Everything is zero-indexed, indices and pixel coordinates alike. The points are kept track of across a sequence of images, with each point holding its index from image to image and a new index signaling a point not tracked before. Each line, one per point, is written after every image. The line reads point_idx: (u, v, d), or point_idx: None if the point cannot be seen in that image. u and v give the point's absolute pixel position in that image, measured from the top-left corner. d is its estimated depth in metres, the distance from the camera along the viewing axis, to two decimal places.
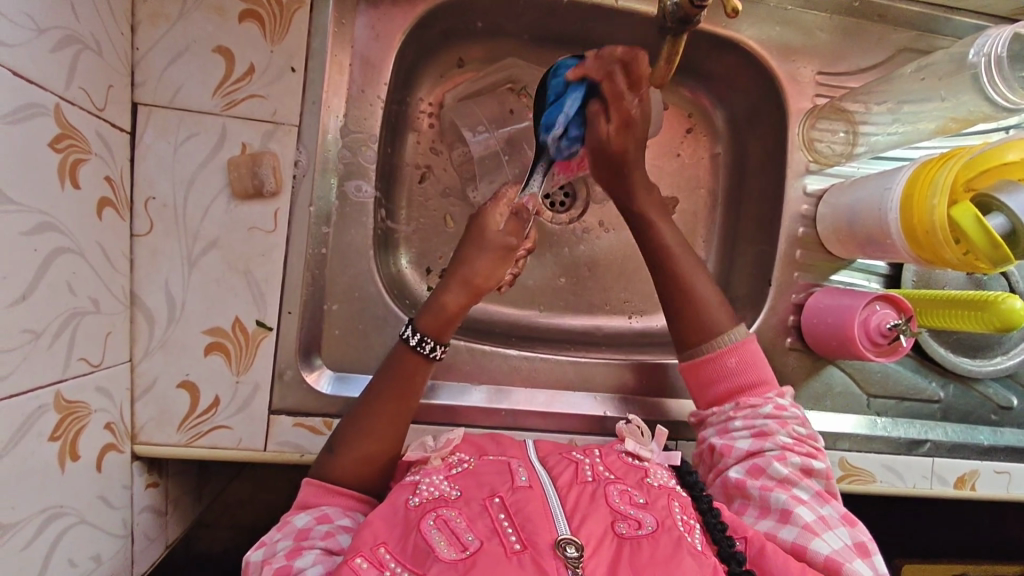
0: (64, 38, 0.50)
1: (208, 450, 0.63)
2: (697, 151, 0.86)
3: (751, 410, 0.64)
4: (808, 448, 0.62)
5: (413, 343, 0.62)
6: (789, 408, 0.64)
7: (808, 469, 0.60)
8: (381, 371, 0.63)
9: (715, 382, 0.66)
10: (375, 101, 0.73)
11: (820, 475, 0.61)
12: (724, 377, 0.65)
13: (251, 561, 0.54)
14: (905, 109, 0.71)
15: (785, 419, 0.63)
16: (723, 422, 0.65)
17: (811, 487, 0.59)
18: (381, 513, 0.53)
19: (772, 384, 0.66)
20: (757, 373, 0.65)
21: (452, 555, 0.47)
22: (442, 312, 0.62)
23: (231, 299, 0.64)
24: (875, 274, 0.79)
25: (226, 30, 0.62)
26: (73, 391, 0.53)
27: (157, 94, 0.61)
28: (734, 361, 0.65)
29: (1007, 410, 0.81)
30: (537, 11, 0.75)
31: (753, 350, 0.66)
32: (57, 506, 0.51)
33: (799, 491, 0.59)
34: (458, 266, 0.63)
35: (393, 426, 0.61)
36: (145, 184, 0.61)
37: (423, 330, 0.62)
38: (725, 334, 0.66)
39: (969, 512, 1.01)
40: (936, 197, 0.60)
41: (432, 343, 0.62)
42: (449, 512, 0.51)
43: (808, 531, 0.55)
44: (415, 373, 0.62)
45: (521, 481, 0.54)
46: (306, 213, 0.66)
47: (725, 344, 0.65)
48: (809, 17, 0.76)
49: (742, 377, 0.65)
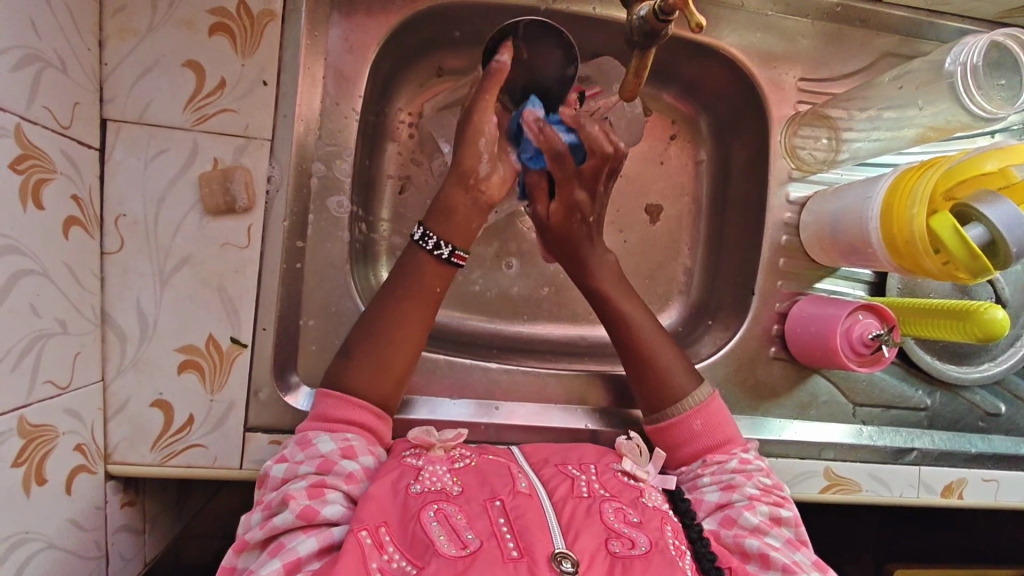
0: (26, 56, 0.49)
1: (183, 469, 0.63)
2: (681, 157, 0.85)
3: (717, 466, 0.63)
4: (776, 497, 0.61)
5: (416, 238, 0.63)
6: (753, 461, 0.63)
7: (778, 517, 0.58)
8: (398, 272, 0.63)
9: (680, 447, 0.66)
10: (350, 114, 0.72)
11: (790, 522, 0.59)
12: (689, 440, 0.65)
13: (274, 474, 0.55)
14: (885, 116, 0.71)
15: (750, 471, 0.62)
16: (692, 479, 0.64)
17: (782, 533, 0.57)
18: (383, 490, 0.52)
19: (737, 441, 0.66)
20: (722, 433, 0.65)
21: (452, 551, 0.46)
22: (448, 209, 0.64)
23: (205, 316, 0.63)
24: (860, 282, 0.78)
25: (196, 44, 0.61)
26: (39, 414, 0.52)
27: (126, 109, 0.61)
28: (699, 423, 0.65)
29: (996, 418, 0.80)
30: (515, 19, 0.74)
31: (717, 408, 0.67)
32: (23, 533, 0.50)
33: (771, 538, 0.56)
34: (458, 159, 0.64)
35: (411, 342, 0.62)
36: (115, 202, 0.61)
37: (429, 228, 0.64)
38: (688, 397, 0.66)
39: (962, 519, 1.00)
40: (915, 207, 0.59)
41: (434, 237, 0.63)
42: (449, 507, 0.51)
43: (789, 573, 0.53)
44: (439, 280, 0.63)
45: (522, 487, 0.54)
46: (280, 227, 0.65)
47: (689, 407, 0.66)
48: (791, 23, 0.75)
49: (706, 439, 0.65)
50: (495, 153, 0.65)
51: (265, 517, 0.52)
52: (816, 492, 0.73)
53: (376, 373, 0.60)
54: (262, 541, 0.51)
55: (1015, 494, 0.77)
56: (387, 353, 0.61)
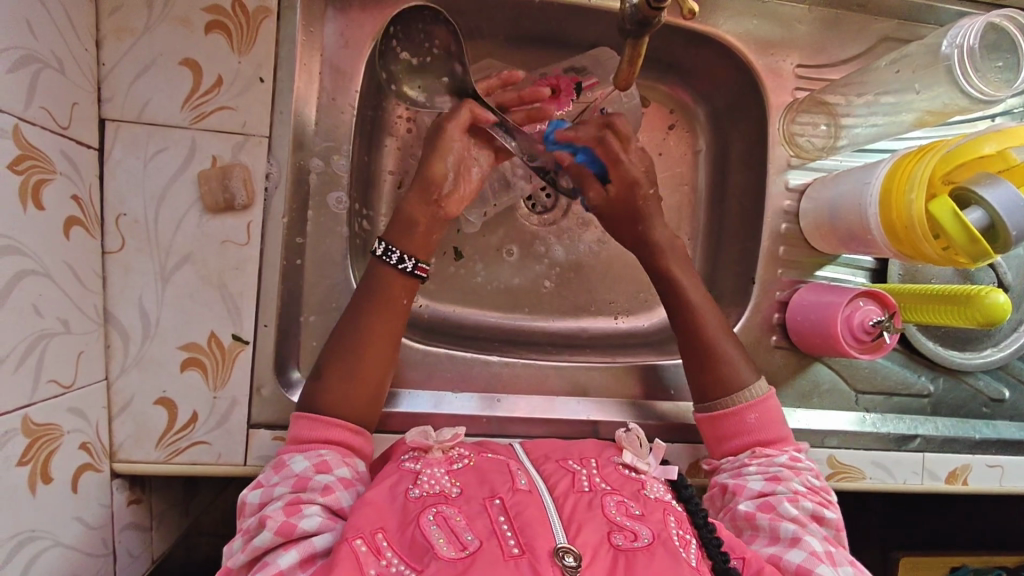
0: (22, 57, 0.50)
1: (187, 466, 0.63)
2: (680, 148, 0.85)
3: (766, 458, 0.63)
4: (822, 499, 0.61)
5: (378, 252, 0.64)
6: (803, 461, 0.63)
7: (819, 517, 0.59)
8: (363, 286, 0.64)
9: (731, 437, 0.66)
10: (347, 109, 0.72)
11: (831, 525, 0.59)
12: (739, 432, 0.65)
13: (250, 500, 0.54)
14: (884, 101, 0.70)
15: (799, 470, 0.62)
16: (738, 467, 0.64)
17: (821, 530, 0.57)
18: (380, 497, 0.53)
19: (788, 441, 0.65)
20: (775, 431, 0.65)
21: (451, 553, 0.47)
22: (408, 220, 0.65)
23: (207, 314, 0.63)
24: (861, 269, 0.78)
25: (192, 42, 0.62)
26: (44, 413, 0.53)
27: (124, 108, 0.61)
28: (754, 417, 0.65)
29: (999, 403, 0.80)
30: (512, 11, 0.74)
31: (774, 406, 0.66)
32: (29, 531, 0.51)
33: (810, 531, 0.57)
34: (422, 173, 0.66)
35: (388, 346, 0.63)
36: (115, 201, 0.61)
37: (393, 242, 0.65)
38: (747, 389, 0.66)
39: (966, 505, 1.00)
40: (914, 191, 0.58)
41: (396, 251, 0.64)
42: (448, 509, 0.51)
43: (815, 556, 0.53)
44: (403, 292, 0.64)
45: (521, 484, 0.54)
46: (279, 224, 0.65)
47: (745, 399, 0.66)
48: (787, 9, 0.75)
49: (761, 433, 0.65)
50: (459, 169, 0.67)
51: (244, 542, 0.52)
52: None
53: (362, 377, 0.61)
54: (245, 564, 0.51)
55: (1020, 479, 0.77)
56: (367, 351, 0.62)
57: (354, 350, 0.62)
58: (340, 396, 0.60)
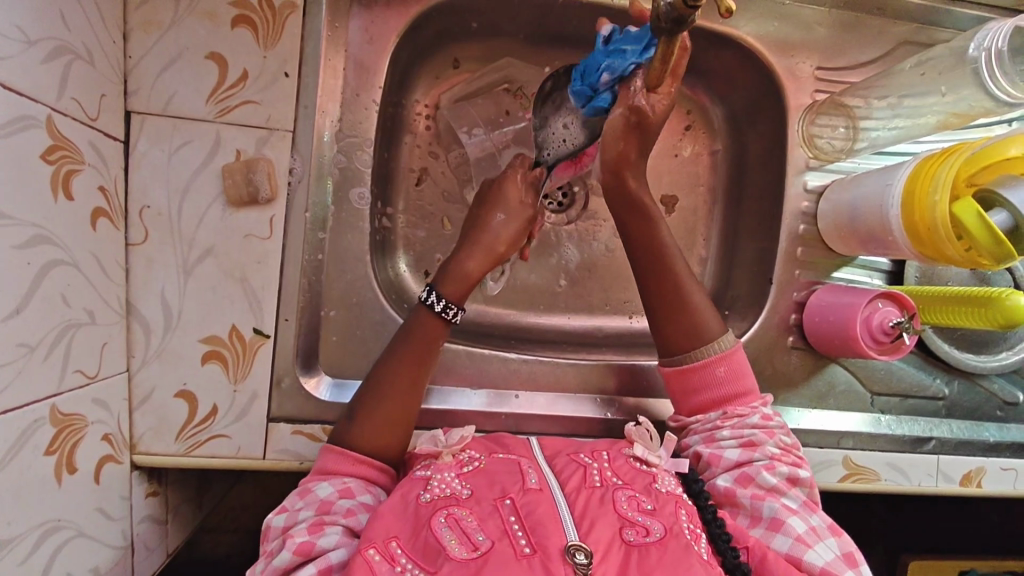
0: (55, 48, 0.50)
1: (207, 459, 0.63)
2: (696, 149, 0.85)
3: (739, 419, 0.63)
4: (795, 457, 0.62)
5: (438, 309, 0.63)
6: (775, 419, 0.64)
7: (795, 478, 0.60)
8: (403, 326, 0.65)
9: (700, 391, 0.65)
10: (370, 106, 0.73)
11: (806, 483, 0.60)
12: (709, 385, 0.65)
13: (274, 523, 0.54)
14: (906, 104, 0.71)
15: (772, 429, 0.63)
16: (710, 430, 0.64)
17: (799, 495, 0.59)
18: (393, 506, 0.53)
19: (756, 394, 0.65)
20: (743, 383, 0.65)
21: (463, 554, 0.47)
22: (465, 277, 0.65)
23: (228, 307, 0.63)
24: (877, 270, 0.78)
25: (218, 36, 0.62)
26: (69, 403, 0.53)
27: (150, 101, 0.61)
28: (722, 370, 0.65)
29: (1014, 406, 0.80)
30: (533, 10, 0.75)
31: (741, 357, 0.66)
32: (55, 520, 0.51)
33: (788, 501, 0.58)
34: (485, 236, 0.66)
35: (416, 376, 0.62)
36: (139, 192, 0.61)
37: (445, 295, 0.64)
38: (714, 342, 0.65)
39: (976, 509, 1.01)
40: (938, 193, 0.59)
41: (455, 308, 0.64)
42: (459, 511, 0.51)
43: (802, 542, 0.54)
44: (433, 332, 0.63)
45: (532, 483, 0.54)
46: (301, 219, 0.65)
47: (713, 352, 0.65)
48: (808, 12, 0.76)
49: (728, 386, 0.64)
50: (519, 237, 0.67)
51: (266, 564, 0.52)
52: (834, 481, 0.73)
53: (394, 386, 0.61)
54: None
55: None
56: (401, 357, 0.62)
57: (386, 368, 0.62)
58: (377, 415, 0.60)
